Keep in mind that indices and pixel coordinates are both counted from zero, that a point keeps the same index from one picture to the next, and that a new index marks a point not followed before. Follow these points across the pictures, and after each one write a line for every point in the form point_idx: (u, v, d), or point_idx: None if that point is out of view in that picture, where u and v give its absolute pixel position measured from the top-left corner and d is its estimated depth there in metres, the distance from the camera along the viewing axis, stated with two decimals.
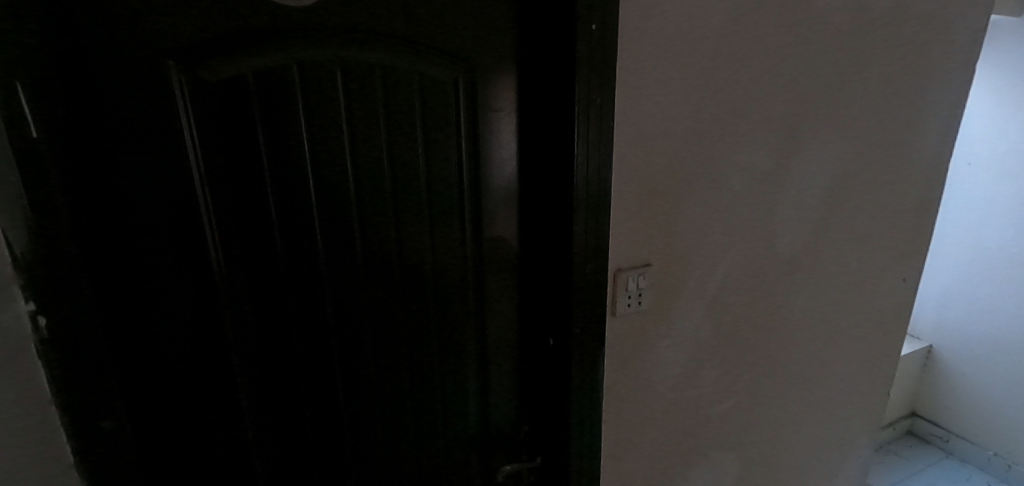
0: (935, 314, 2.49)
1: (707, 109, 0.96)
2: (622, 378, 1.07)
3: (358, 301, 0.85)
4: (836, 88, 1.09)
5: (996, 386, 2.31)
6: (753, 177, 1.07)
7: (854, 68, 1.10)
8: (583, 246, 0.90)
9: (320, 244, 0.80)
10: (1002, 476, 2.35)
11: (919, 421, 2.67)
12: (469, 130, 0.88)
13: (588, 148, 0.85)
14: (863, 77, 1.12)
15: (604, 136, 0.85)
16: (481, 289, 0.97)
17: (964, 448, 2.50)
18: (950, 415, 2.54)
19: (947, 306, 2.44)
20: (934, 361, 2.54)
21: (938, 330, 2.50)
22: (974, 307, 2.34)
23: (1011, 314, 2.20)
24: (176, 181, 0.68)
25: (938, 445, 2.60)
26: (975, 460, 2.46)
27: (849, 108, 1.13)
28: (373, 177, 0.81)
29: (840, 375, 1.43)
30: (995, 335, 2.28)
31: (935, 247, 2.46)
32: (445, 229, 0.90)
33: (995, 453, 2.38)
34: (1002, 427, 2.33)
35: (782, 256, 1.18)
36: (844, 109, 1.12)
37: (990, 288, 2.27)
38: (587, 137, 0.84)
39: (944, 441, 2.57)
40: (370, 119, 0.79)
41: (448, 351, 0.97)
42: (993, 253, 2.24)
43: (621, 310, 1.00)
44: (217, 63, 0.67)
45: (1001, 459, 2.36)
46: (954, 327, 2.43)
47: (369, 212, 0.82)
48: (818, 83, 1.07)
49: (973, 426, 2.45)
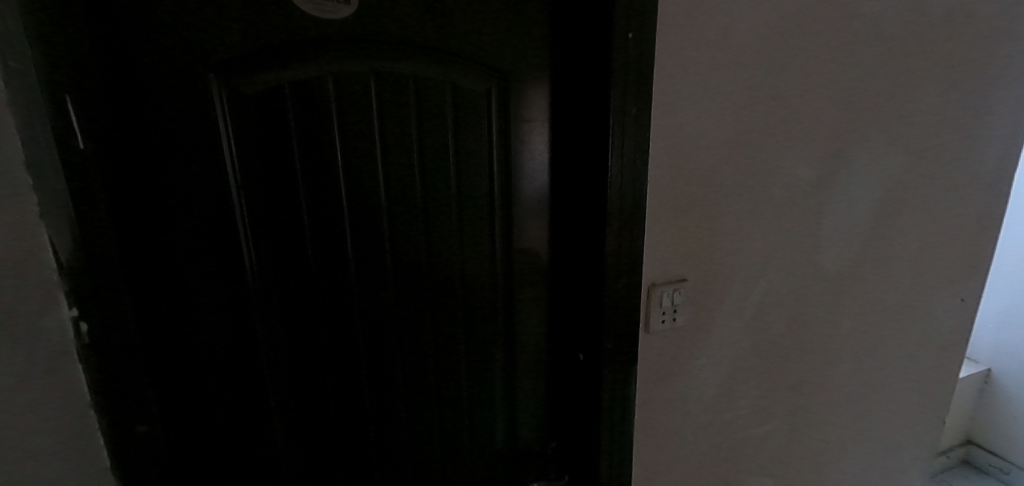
0: (995, 336, 2.32)
1: (748, 119, 0.92)
2: (655, 397, 1.02)
3: (387, 312, 0.85)
4: (889, 97, 1.03)
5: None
6: (797, 189, 1.01)
7: (907, 75, 1.03)
8: (615, 260, 0.87)
9: (351, 254, 0.79)
10: None
11: (976, 450, 2.48)
12: (501, 141, 0.86)
13: (621, 159, 0.82)
14: (919, 83, 1.05)
15: (639, 146, 0.82)
16: (510, 302, 0.95)
17: None
18: (1012, 445, 2.34)
19: (1009, 327, 2.27)
20: (994, 387, 2.36)
21: (999, 354, 2.32)
22: None
23: None
24: (214, 190, 0.69)
25: (998, 478, 2.40)
26: None
27: (902, 116, 1.06)
28: (403, 187, 0.81)
29: (889, 399, 1.34)
30: None
31: (995, 265, 2.30)
32: (476, 240, 0.89)
33: None
34: None
35: (827, 272, 1.12)
36: (896, 118, 1.06)
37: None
38: (621, 147, 0.81)
39: (1005, 473, 2.37)
40: (401, 129, 0.79)
41: (476, 365, 0.96)
42: None
43: (654, 326, 0.96)
44: (253, 74, 0.68)
45: None
46: (1015, 350, 2.25)
47: (400, 222, 0.82)
48: (869, 92, 1.01)
49: None
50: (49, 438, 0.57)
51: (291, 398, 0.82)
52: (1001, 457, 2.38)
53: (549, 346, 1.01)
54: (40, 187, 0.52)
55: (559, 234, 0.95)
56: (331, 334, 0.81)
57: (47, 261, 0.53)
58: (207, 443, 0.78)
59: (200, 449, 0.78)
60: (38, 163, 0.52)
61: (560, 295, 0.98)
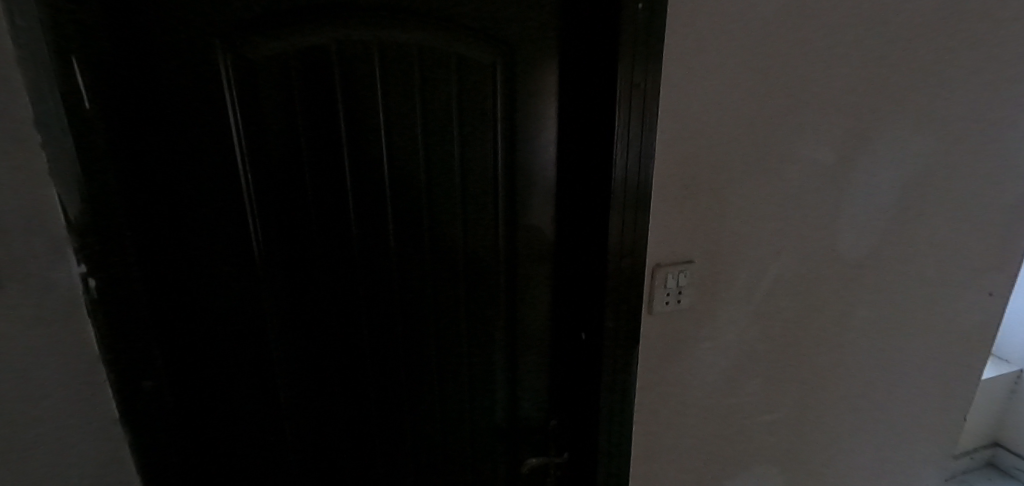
0: None
1: (765, 96, 0.88)
2: (657, 379, 1.02)
3: (390, 285, 0.86)
4: (919, 77, 0.98)
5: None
6: (815, 172, 0.98)
7: (940, 54, 0.98)
8: (619, 240, 0.85)
9: (354, 226, 0.81)
10: None
11: (1002, 452, 2.40)
12: (507, 117, 0.86)
13: (628, 136, 0.80)
14: (953, 63, 0.99)
15: (647, 123, 0.80)
16: (514, 280, 0.95)
17: None
18: None
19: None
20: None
21: None
22: None
23: None
24: (221, 158, 0.71)
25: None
26: None
27: (934, 97, 1.00)
28: (407, 161, 0.81)
29: (906, 393, 1.30)
30: None
31: None
32: (479, 215, 0.89)
33: None
34: None
35: (844, 260, 1.08)
36: (927, 99, 1.00)
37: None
38: (628, 124, 0.80)
39: None
40: (405, 102, 0.79)
41: (478, 341, 0.97)
42: None
43: (658, 308, 0.95)
44: (259, 43, 0.69)
45: None
46: None
47: (403, 195, 0.83)
48: (897, 71, 0.96)
49: None
50: (58, 387, 0.60)
51: (296, 364, 0.84)
52: None
53: (552, 325, 1.01)
54: (49, 144, 0.54)
55: (564, 213, 0.94)
56: (335, 304, 0.83)
57: (57, 219, 0.56)
58: (215, 402, 0.81)
59: (208, 406, 0.81)
60: (48, 123, 0.54)
61: (563, 274, 0.98)
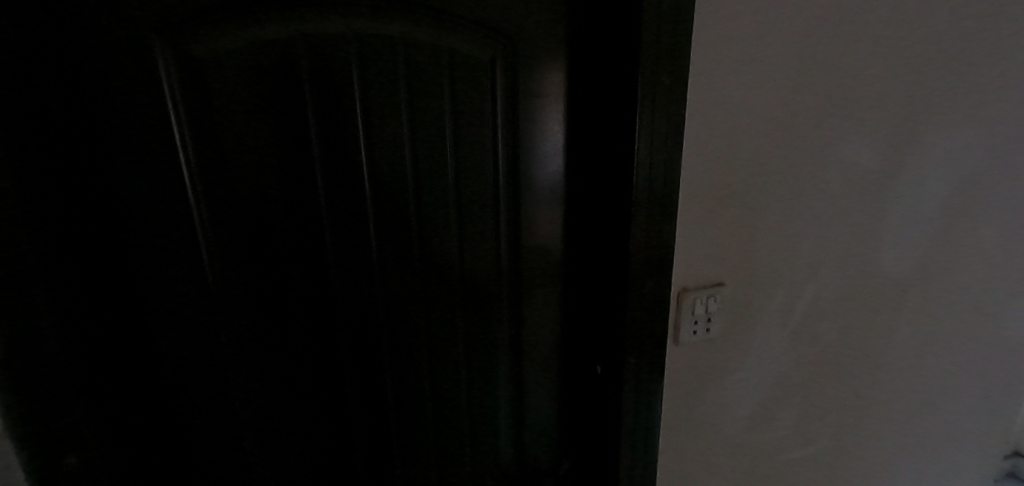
0: None
1: (802, 96, 0.77)
2: (683, 416, 0.90)
3: (376, 321, 0.74)
4: (974, 71, 0.86)
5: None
6: (857, 179, 0.86)
7: (995, 46, 0.86)
8: (641, 263, 0.74)
9: (333, 254, 0.69)
10: None
11: None
12: (507, 122, 0.74)
13: (652, 142, 0.68)
14: (1007, 56, 0.88)
15: (673, 127, 0.68)
16: (519, 308, 0.83)
17: None
18: None
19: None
20: None
21: None
22: None
23: None
24: (168, 178, 0.59)
25: None
26: None
27: (991, 93, 0.89)
28: (392, 177, 0.69)
29: (954, 420, 1.17)
30: None
31: None
32: (478, 235, 0.77)
33: None
34: None
35: (889, 276, 0.96)
36: (984, 96, 0.88)
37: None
38: (652, 128, 0.68)
39: None
40: (390, 107, 0.67)
41: (478, 379, 0.84)
42: None
43: (685, 339, 0.83)
44: (211, 38, 0.57)
45: None
46: None
47: (389, 217, 0.71)
48: (947, 65, 0.85)
49: None
50: None
51: (267, 418, 0.72)
52: None
53: (561, 357, 0.89)
54: None
55: (575, 231, 0.83)
56: (313, 346, 0.71)
57: None
58: (172, 461, 0.69)
59: (165, 467, 0.69)
60: None
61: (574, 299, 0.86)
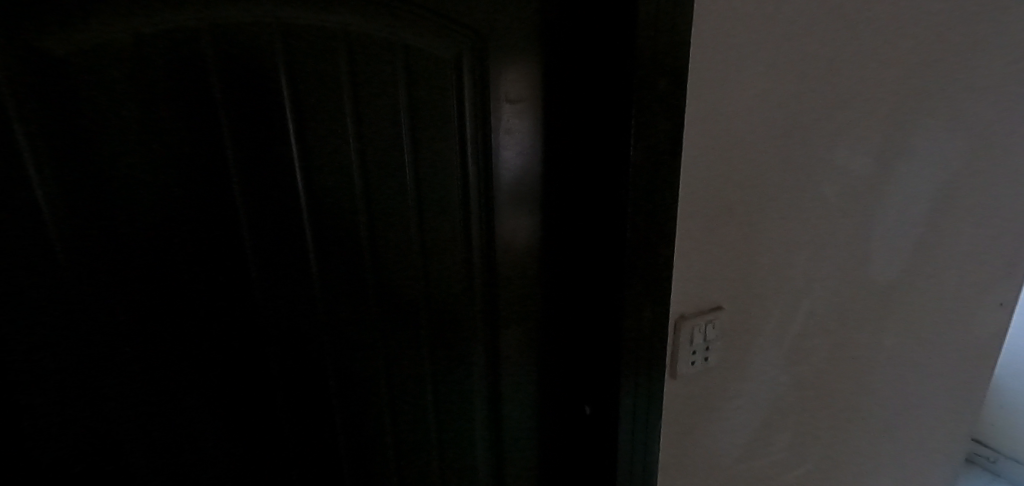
0: None
1: (802, 100, 0.70)
2: (682, 451, 0.81)
3: (322, 358, 0.66)
4: (959, 72, 0.83)
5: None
6: (851, 186, 0.81)
7: (977, 45, 0.83)
8: (637, 291, 0.65)
9: (263, 287, 0.60)
10: None
11: None
12: (476, 138, 0.65)
13: (649, 156, 0.59)
14: (992, 55, 0.85)
15: (672, 138, 0.60)
16: (493, 332, 0.76)
17: None
18: None
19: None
20: None
21: None
22: None
23: None
24: (34, 205, 0.48)
25: None
26: None
27: (976, 93, 0.86)
28: (337, 200, 0.61)
29: (937, 422, 1.15)
30: None
31: None
32: (445, 255, 0.69)
33: None
34: None
35: (881, 286, 0.92)
36: (968, 96, 0.85)
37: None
38: (649, 140, 0.59)
39: None
40: (329, 119, 0.57)
41: (449, 414, 0.78)
42: None
43: (683, 372, 0.74)
44: (73, 32, 0.46)
45: None
46: None
47: (335, 243, 0.62)
48: (938, 65, 0.81)
49: None
50: None
51: (187, 463, 0.63)
52: None
53: (543, 384, 0.82)
54: None
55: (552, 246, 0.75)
56: (244, 386, 0.63)
57: None
58: None
59: None
60: None
61: (553, 319, 0.79)
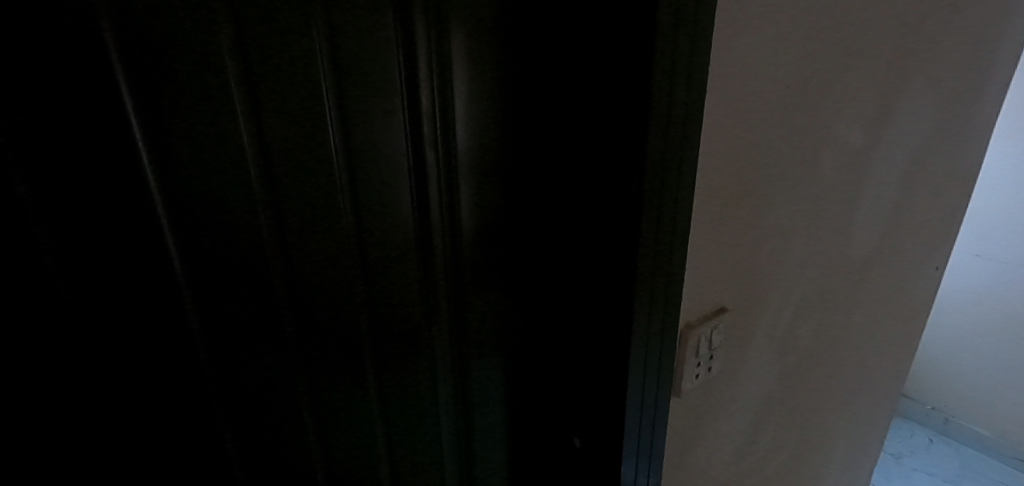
0: (957, 292, 2.25)
1: (798, 71, 0.63)
2: (680, 468, 0.73)
3: (212, 409, 0.49)
4: (920, 43, 0.82)
5: (1011, 354, 2.15)
6: (831, 163, 0.76)
7: (939, 16, 0.82)
8: (646, 301, 0.53)
9: (102, 324, 0.41)
10: (981, 444, 2.35)
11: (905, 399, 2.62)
12: (432, 113, 0.49)
13: (667, 138, 0.47)
14: (948, 26, 0.85)
15: (692, 115, 0.48)
16: (460, 357, 0.61)
17: (991, 435, 2.30)
18: (970, 398, 2.34)
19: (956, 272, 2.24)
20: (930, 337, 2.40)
21: (954, 308, 2.28)
22: (989, 278, 2.13)
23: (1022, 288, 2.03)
24: None
25: (956, 427, 2.43)
26: (998, 445, 2.29)
27: (932, 65, 0.85)
28: (228, 203, 0.43)
29: (880, 385, 1.20)
30: (1001, 303, 2.11)
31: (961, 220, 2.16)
32: (396, 266, 0.53)
33: (986, 428, 2.32)
34: None
35: (848, 262, 0.90)
36: (926, 68, 0.85)
37: (1008, 249, 2.04)
38: (668, 117, 0.46)
39: (946, 416, 2.45)
40: (202, 87, 0.39)
41: (412, 464, 0.63)
42: (977, 222, 2.11)
43: (687, 387, 0.64)
44: None
45: (989, 435, 2.31)
46: (972, 299, 2.20)
47: (216, 258, 0.44)
48: (905, 34, 0.78)
49: (1000, 413, 2.25)
50: None
51: None
52: (940, 403, 2.46)
53: (521, 412, 0.69)
54: None
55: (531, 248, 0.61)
56: (109, 458, 0.45)
57: None
58: None
59: None
60: None
61: (531, 335, 0.66)
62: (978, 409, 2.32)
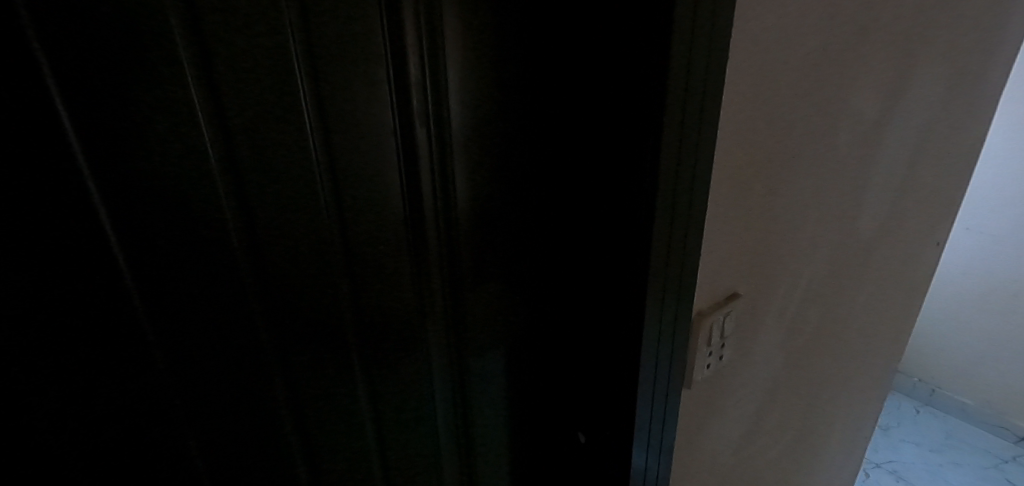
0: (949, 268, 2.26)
1: (818, 41, 0.58)
2: (687, 458, 0.70)
3: (177, 424, 0.43)
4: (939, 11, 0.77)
5: (998, 328, 2.18)
6: (845, 139, 0.73)
7: None
8: (661, 291, 0.49)
9: (31, 334, 0.35)
10: (968, 415, 2.39)
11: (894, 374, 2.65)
12: (422, 85, 0.44)
13: (685, 112, 0.43)
14: None
15: (711, 86, 0.44)
16: (459, 353, 0.57)
17: (977, 407, 2.35)
18: (958, 371, 2.37)
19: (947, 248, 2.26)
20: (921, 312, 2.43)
21: (945, 283, 2.30)
22: (980, 253, 2.14)
23: (1013, 263, 2.05)
24: None
25: (943, 399, 2.47)
26: (984, 416, 2.34)
27: (949, 34, 0.81)
28: (184, 189, 0.37)
29: (881, 364, 1.19)
30: (991, 278, 2.13)
31: None
32: (385, 257, 0.48)
33: (972, 400, 2.36)
34: (1014, 381, 2.20)
35: (857, 241, 0.88)
36: (943, 37, 0.81)
37: (999, 224, 2.06)
38: (686, 88, 0.42)
39: (933, 389, 2.50)
40: (144, 51, 0.33)
41: (408, 469, 0.59)
42: (972, 198, 2.12)
43: (699, 377, 0.61)
44: None
45: (976, 406, 2.36)
46: (963, 274, 2.22)
47: (171, 253, 0.38)
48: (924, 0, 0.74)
49: (987, 386, 2.29)
50: None
51: None
52: (929, 377, 2.49)
53: (523, 407, 0.65)
54: None
55: (532, 234, 0.56)
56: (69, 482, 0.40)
57: None
58: None
59: None
60: None
61: (534, 327, 0.62)
62: (964, 382, 2.37)
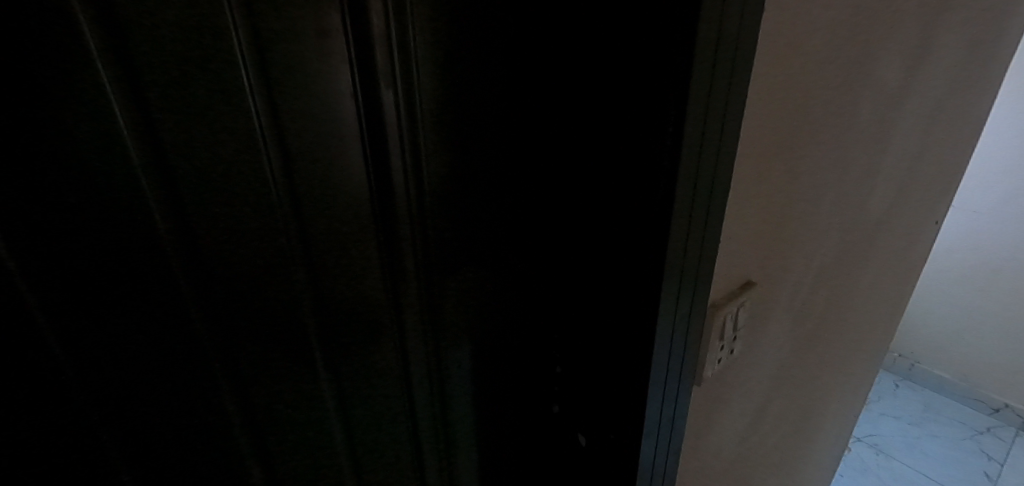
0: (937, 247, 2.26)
1: (846, 3, 0.53)
2: (691, 456, 0.66)
3: (103, 456, 0.36)
4: None
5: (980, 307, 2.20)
6: (865, 113, 0.67)
7: None
8: (677, 284, 0.44)
9: None
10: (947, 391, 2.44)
11: None
12: (387, 41, 0.37)
13: (712, 81, 0.37)
14: None
15: (741, 52, 0.38)
16: (438, 350, 0.52)
17: (956, 383, 2.39)
18: (939, 348, 2.41)
19: None
20: None
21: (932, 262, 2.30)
22: (969, 233, 2.13)
23: (1001, 243, 2.05)
24: None
25: (924, 376, 2.51)
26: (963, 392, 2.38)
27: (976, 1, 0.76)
28: (93, 169, 0.30)
29: (878, 348, 1.16)
30: (978, 257, 2.13)
31: None
32: (347, 245, 0.42)
33: (951, 376, 2.41)
34: (993, 358, 2.23)
35: (868, 222, 0.84)
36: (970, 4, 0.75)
37: (991, 204, 2.05)
38: (715, 54, 0.36)
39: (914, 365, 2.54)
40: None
41: (384, 479, 0.54)
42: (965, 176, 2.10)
43: (710, 373, 0.57)
44: None
45: (955, 383, 2.40)
46: (951, 253, 2.22)
47: (76, 247, 0.30)
48: None
49: (966, 362, 2.33)
50: None
51: None
52: (910, 353, 2.53)
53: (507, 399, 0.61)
54: None
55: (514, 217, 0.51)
56: None
57: None
58: None
59: None
60: None
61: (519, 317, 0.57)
62: (944, 358, 2.41)
